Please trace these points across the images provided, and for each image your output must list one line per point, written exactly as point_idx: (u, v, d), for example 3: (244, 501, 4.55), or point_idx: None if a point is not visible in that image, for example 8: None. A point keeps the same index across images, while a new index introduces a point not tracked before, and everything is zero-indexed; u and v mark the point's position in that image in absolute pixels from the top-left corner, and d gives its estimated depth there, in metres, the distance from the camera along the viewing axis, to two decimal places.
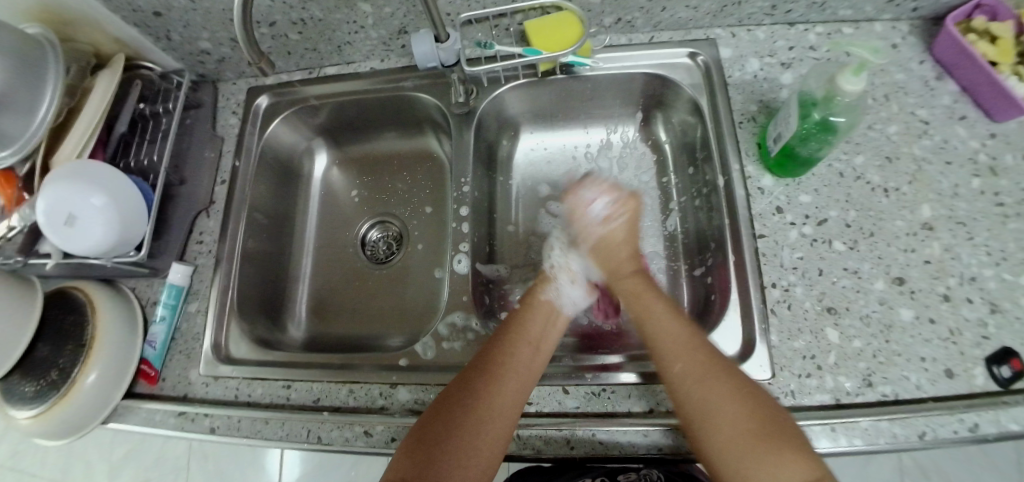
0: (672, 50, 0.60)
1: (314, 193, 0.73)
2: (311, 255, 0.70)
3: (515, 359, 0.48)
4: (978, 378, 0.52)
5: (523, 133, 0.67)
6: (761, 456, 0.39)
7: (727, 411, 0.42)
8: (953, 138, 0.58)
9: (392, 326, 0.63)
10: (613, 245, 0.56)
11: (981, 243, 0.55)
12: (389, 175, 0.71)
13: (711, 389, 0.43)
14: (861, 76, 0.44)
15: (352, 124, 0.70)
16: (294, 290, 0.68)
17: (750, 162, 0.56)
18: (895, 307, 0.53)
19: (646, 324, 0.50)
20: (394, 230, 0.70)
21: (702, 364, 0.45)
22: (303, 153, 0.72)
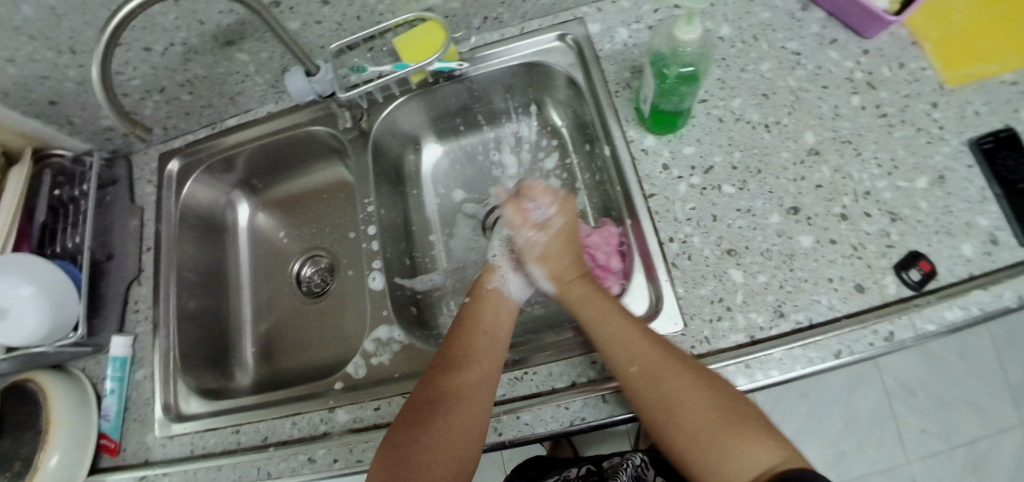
0: (543, 36, 0.61)
1: (243, 243, 0.74)
2: (251, 302, 0.72)
3: (474, 351, 0.50)
4: (890, 287, 0.53)
5: (426, 143, 0.69)
6: (714, 449, 0.40)
7: (692, 408, 0.42)
8: (826, 63, 0.59)
9: (334, 354, 0.65)
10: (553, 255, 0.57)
11: (870, 157, 0.56)
12: (310, 210, 0.73)
13: (673, 386, 0.43)
14: (695, 24, 0.46)
15: (265, 170, 0.71)
16: (240, 340, 0.70)
17: (632, 126, 0.57)
18: (794, 236, 0.54)
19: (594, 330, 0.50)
20: (325, 262, 0.71)
21: (654, 362, 0.45)
22: (226, 206, 0.74)
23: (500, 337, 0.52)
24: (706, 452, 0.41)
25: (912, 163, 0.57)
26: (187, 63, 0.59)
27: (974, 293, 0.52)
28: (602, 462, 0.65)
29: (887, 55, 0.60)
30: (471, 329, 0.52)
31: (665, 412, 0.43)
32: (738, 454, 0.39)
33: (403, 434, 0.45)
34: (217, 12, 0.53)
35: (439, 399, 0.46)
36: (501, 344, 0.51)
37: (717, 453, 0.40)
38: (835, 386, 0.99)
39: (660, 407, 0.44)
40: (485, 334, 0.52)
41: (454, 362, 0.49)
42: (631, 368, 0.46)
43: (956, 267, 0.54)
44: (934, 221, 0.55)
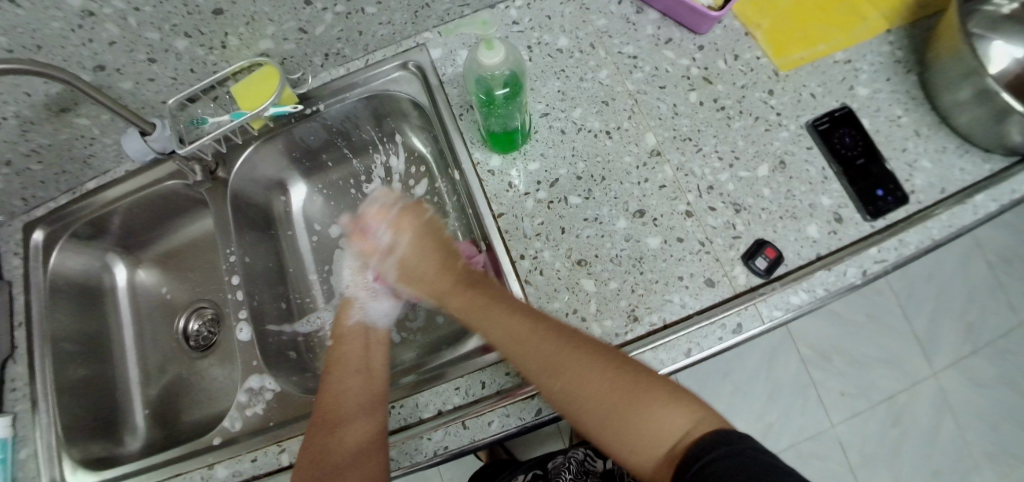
0: (385, 67, 0.61)
1: (124, 304, 0.73)
2: (138, 364, 0.72)
3: (349, 375, 0.54)
4: (740, 277, 0.55)
5: (291, 185, 0.68)
6: (635, 429, 0.40)
7: (598, 392, 0.43)
8: (662, 63, 0.60)
9: (223, 403, 0.67)
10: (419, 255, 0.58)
11: (711, 151, 0.58)
12: (189, 264, 0.73)
13: (571, 379, 0.43)
14: (495, 48, 0.47)
15: (139, 229, 0.71)
16: (131, 404, 0.69)
17: (476, 148, 0.57)
18: (642, 238, 0.55)
19: (489, 327, 0.49)
20: (209, 314, 0.72)
21: (553, 357, 0.44)
22: (101, 270, 0.72)
23: (373, 370, 0.55)
24: (620, 427, 0.41)
25: (752, 152, 0.59)
26: (26, 134, 0.58)
27: (816, 275, 0.54)
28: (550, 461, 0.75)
29: (721, 48, 0.61)
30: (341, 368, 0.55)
31: (574, 407, 0.43)
32: (649, 426, 0.40)
33: (325, 455, 0.48)
34: (42, 83, 0.52)
35: (336, 423, 0.49)
36: (375, 374, 0.55)
37: (637, 429, 0.40)
38: (755, 361, 1.03)
39: (571, 404, 0.43)
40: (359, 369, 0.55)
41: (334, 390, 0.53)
42: (534, 367, 0.45)
43: (802, 249, 0.56)
44: (778, 205, 0.57)
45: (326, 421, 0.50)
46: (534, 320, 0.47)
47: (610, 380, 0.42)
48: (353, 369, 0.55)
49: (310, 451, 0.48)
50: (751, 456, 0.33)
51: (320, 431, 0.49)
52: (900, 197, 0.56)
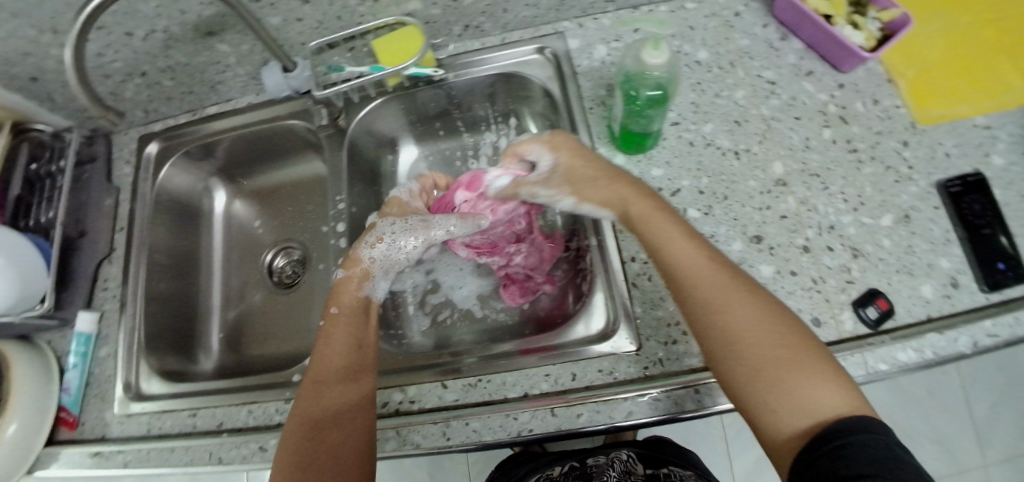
0: (522, 48, 0.61)
1: (217, 229, 0.76)
2: (221, 290, 0.74)
3: (344, 346, 0.51)
4: (847, 324, 0.54)
5: (404, 144, 0.70)
6: (782, 391, 0.39)
7: (764, 342, 0.41)
8: (801, 94, 0.59)
9: (296, 347, 0.67)
10: (582, 179, 0.53)
11: (837, 191, 0.57)
12: (286, 201, 0.75)
13: (742, 322, 0.42)
14: (661, 49, 0.47)
15: (245, 159, 0.73)
16: (206, 326, 0.72)
17: (602, 143, 0.57)
18: (754, 265, 0.54)
19: (665, 252, 0.47)
20: (297, 254, 0.73)
21: (725, 295, 0.44)
22: (203, 193, 0.74)
23: (364, 347, 0.52)
24: (772, 383, 0.40)
25: (878, 200, 0.57)
26: (167, 50, 0.59)
27: (929, 336, 0.52)
28: (589, 459, 0.74)
29: (862, 90, 0.60)
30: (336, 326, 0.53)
31: (733, 346, 0.42)
32: (800, 392, 0.39)
33: (306, 437, 0.45)
34: (198, 4, 0.53)
35: (327, 398, 0.47)
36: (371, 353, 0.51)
37: (784, 396, 0.39)
38: None
39: (728, 347, 0.42)
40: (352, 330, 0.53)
41: (329, 363, 0.50)
42: (703, 302, 0.44)
43: (914, 307, 0.54)
44: (896, 259, 0.56)
45: (315, 395, 0.47)
46: (720, 262, 0.46)
47: (782, 339, 0.41)
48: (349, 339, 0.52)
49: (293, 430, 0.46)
50: (900, 461, 0.33)
51: (310, 402, 0.47)
52: (1020, 273, 0.54)
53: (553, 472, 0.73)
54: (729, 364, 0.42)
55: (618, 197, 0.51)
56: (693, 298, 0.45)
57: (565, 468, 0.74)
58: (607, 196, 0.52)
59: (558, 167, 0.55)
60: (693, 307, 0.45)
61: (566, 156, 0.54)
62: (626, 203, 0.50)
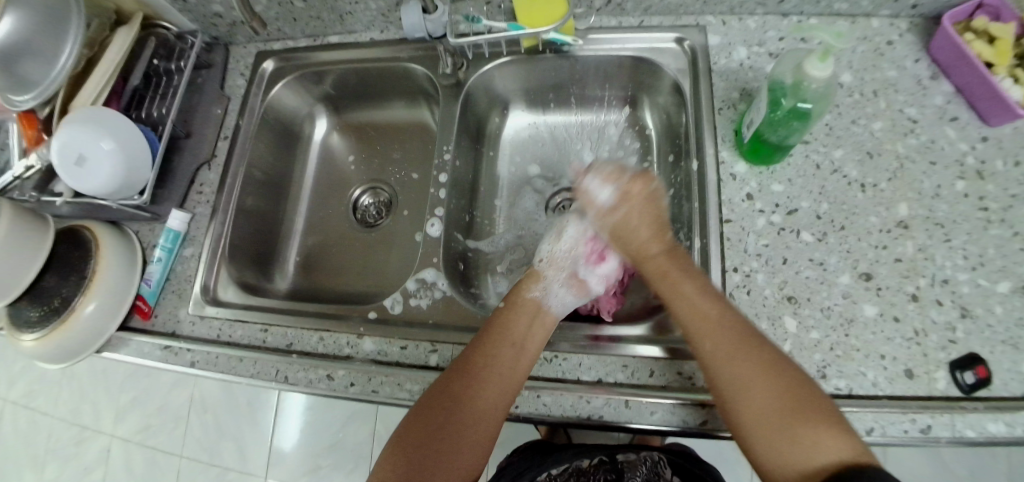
0: (660, 34, 0.62)
1: (313, 155, 0.81)
2: (305, 215, 0.78)
3: (500, 365, 0.48)
4: (939, 382, 0.49)
5: (513, 110, 0.74)
6: (791, 436, 0.39)
7: (766, 393, 0.41)
8: (941, 139, 0.57)
9: (373, 285, 0.70)
10: (630, 229, 0.55)
11: (958, 246, 0.53)
12: (383, 142, 0.79)
13: (747, 372, 0.42)
14: (828, 62, 0.45)
15: (354, 93, 0.77)
16: (286, 244, 0.76)
17: (726, 147, 0.58)
18: (859, 302, 0.52)
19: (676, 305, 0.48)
20: (385, 197, 0.77)
21: (705, 334, 0.45)
22: (305, 118, 0.80)
23: (514, 370, 0.48)
24: (770, 427, 0.40)
25: (998, 265, 0.53)
26: None
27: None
28: (618, 454, 0.66)
29: (1006, 147, 0.56)
30: (499, 337, 0.50)
31: (733, 390, 0.42)
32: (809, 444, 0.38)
33: (428, 442, 0.44)
34: None
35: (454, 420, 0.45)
36: (517, 378, 0.48)
37: (798, 445, 0.38)
38: None
39: (738, 392, 0.42)
40: (514, 344, 0.50)
41: (472, 373, 0.47)
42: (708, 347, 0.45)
43: (1011, 383, 0.49)
44: (1003, 329, 0.50)
45: (439, 410, 0.45)
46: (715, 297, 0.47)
47: (781, 384, 0.41)
48: (508, 353, 0.49)
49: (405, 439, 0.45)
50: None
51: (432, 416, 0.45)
52: None
53: (585, 462, 0.62)
54: (735, 409, 0.42)
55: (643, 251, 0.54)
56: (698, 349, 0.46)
57: (595, 460, 0.65)
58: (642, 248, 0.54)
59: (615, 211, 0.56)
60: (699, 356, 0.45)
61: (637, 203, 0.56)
62: (646, 255, 0.54)
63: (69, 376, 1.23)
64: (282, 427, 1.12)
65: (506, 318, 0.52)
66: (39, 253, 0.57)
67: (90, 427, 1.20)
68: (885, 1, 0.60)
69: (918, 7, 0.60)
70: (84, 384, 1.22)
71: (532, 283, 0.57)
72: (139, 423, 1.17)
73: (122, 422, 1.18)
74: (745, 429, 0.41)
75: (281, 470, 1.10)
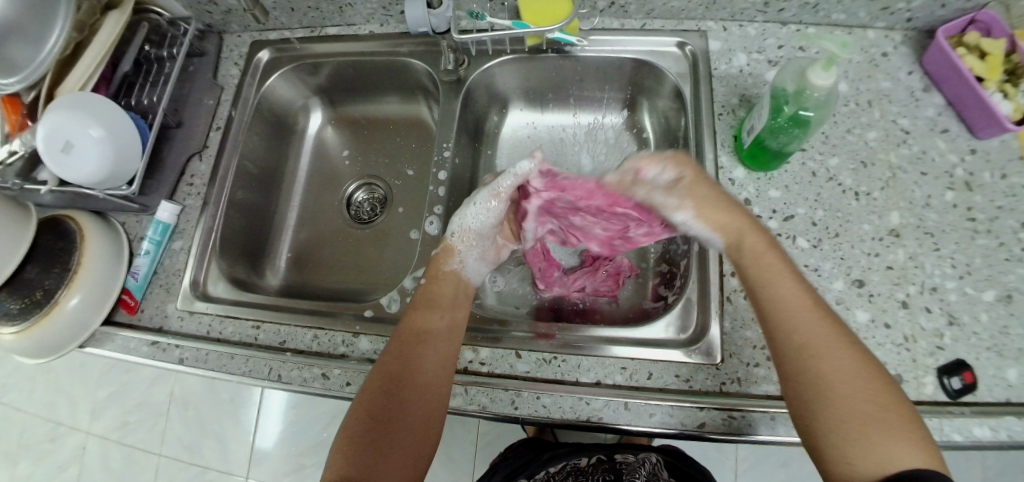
0: (662, 38, 0.63)
1: (307, 148, 0.80)
2: (298, 210, 0.77)
3: (433, 345, 0.48)
4: (927, 387, 0.50)
5: (513, 109, 0.74)
6: (870, 440, 0.36)
7: (852, 389, 0.39)
8: (932, 150, 0.59)
9: (367, 282, 0.69)
10: (705, 199, 0.50)
11: (947, 255, 0.55)
12: (380, 137, 0.78)
13: (836, 369, 0.40)
14: (831, 71, 0.45)
15: (350, 86, 0.76)
16: (278, 239, 0.75)
17: (725, 152, 0.58)
18: (851, 308, 0.53)
19: (769, 288, 0.45)
20: (379, 193, 0.76)
21: (799, 321, 0.42)
22: (299, 110, 0.78)
23: (446, 342, 0.49)
24: (845, 427, 0.37)
25: (984, 274, 0.54)
26: None
27: (1009, 418, 0.48)
28: (616, 454, 0.66)
29: (993, 160, 0.58)
30: (426, 320, 0.50)
31: (815, 384, 0.40)
32: (888, 450, 0.36)
33: (369, 431, 0.43)
34: None
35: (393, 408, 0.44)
36: (450, 350, 0.49)
37: (873, 449, 0.36)
38: None
39: (819, 386, 0.39)
40: (446, 326, 0.50)
41: (408, 358, 0.47)
42: (796, 340, 0.42)
43: (994, 389, 0.50)
44: (988, 336, 0.52)
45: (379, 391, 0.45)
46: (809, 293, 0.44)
47: (869, 381, 0.39)
48: (439, 333, 0.49)
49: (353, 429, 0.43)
50: None
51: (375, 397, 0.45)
52: None
53: (581, 463, 0.63)
54: (814, 405, 0.39)
55: (734, 226, 0.49)
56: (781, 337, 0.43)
57: (592, 460, 0.65)
58: (726, 222, 0.49)
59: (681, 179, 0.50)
60: (782, 345, 0.43)
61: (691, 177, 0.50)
62: (741, 235, 0.48)
63: (45, 370, 1.19)
64: (267, 425, 1.10)
65: (429, 298, 0.53)
66: (20, 243, 0.55)
67: (66, 423, 1.16)
68: (881, 13, 0.61)
69: (912, 20, 0.61)
70: (61, 379, 1.18)
71: (448, 256, 0.57)
72: (118, 420, 1.14)
73: (100, 418, 1.15)
74: (819, 428, 0.39)
75: (264, 468, 1.08)
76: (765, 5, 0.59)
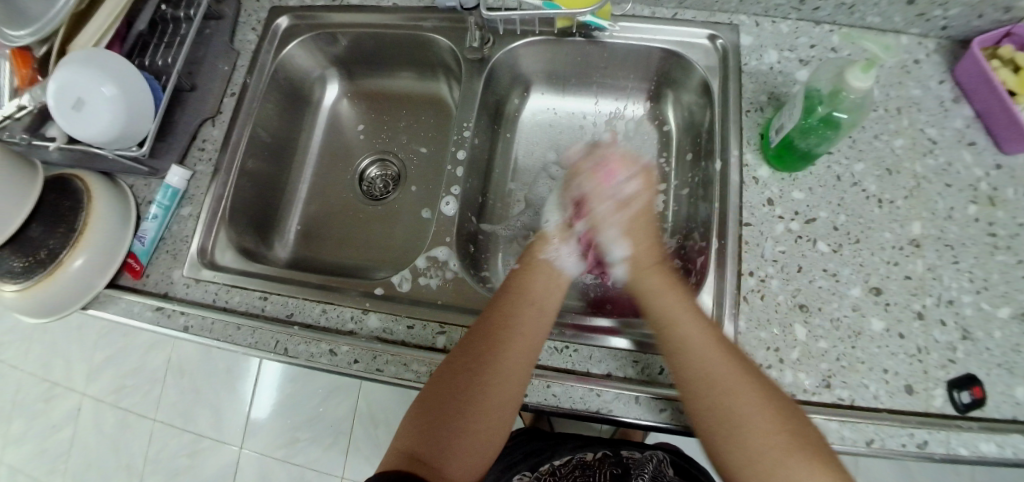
0: (693, 29, 0.62)
1: (321, 120, 0.78)
2: (309, 183, 0.76)
3: (519, 323, 0.47)
4: (937, 399, 0.50)
5: (534, 93, 0.73)
6: (775, 474, 0.38)
7: (754, 419, 0.40)
8: (957, 162, 0.58)
9: (376, 260, 0.69)
10: (643, 232, 0.54)
11: (965, 268, 0.54)
12: (396, 113, 0.77)
13: (737, 398, 0.41)
14: (870, 74, 0.44)
15: (369, 59, 0.75)
16: (287, 211, 0.74)
17: (751, 150, 0.58)
18: (867, 315, 0.53)
19: (670, 326, 0.46)
20: (393, 169, 0.75)
21: (675, 335, 0.45)
22: (316, 80, 0.77)
23: (532, 339, 0.47)
24: (759, 465, 0.39)
25: (1001, 290, 0.53)
26: None
27: (1017, 435, 0.48)
28: (623, 451, 0.63)
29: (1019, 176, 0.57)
30: (519, 298, 0.50)
31: (714, 417, 0.42)
32: (794, 479, 0.37)
33: (444, 406, 0.43)
34: None
35: (475, 384, 0.44)
36: (534, 345, 0.47)
37: (774, 478, 0.38)
38: None
39: (710, 415, 0.42)
40: (533, 304, 0.49)
41: (491, 336, 0.46)
42: (696, 371, 0.43)
43: (1002, 405, 0.50)
44: (1001, 352, 0.51)
45: (456, 377, 0.44)
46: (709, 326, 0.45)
47: (763, 409, 0.40)
48: (526, 311, 0.48)
49: (427, 404, 0.44)
50: None
51: (444, 385, 0.44)
52: None
53: (587, 456, 0.62)
54: (716, 434, 0.41)
55: (647, 287, 0.50)
56: (688, 379, 0.44)
57: (598, 454, 0.62)
58: (642, 252, 0.53)
59: (640, 196, 0.56)
60: (679, 372, 0.44)
61: (643, 209, 0.56)
62: (646, 273, 0.51)
63: (44, 329, 1.19)
64: (261, 397, 1.09)
65: (524, 279, 0.52)
66: (26, 201, 0.53)
67: (62, 383, 1.16)
68: (916, 20, 0.60)
69: (947, 29, 0.60)
70: (58, 339, 1.18)
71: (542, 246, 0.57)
72: (113, 383, 1.13)
73: (96, 380, 1.14)
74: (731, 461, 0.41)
75: (258, 440, 1.07)
76: (801, 2, 0.58)
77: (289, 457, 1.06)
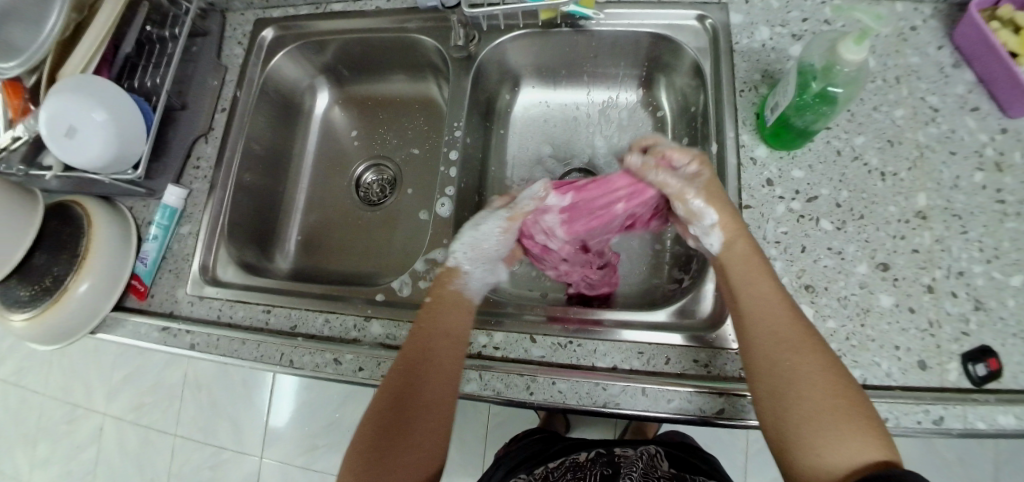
0: (681, 11, 0.60)
1: (314, 128, 0.78)
2: (306, 192, 0.76)
3: (436, 359, 0.46)
4: (951, 374, 0.49)
5: (524, 87, 0.72)
6: (837, 437, 0.36)
7: (810, 379, 0.39)
8: (961, 129, 0.56)
9: (378, 265, 0.69)
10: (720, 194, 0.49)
11: (974, 238, 0.53)
12: (388, 116, 0.77)
13: (800, 361, 0.40)
14: (863, 45, 0.43)
15: (356, 64, 0.74)
16: (286, 223, 0.74)
17: (747, 131, 0.56)
18: (875, 292, 0.52)
19: (752, 285, 0.45)
20: (388, 174, 0.75)
21: (757, 295, 0.44)
22: (305, 89, 0.77)
23: (458, 334, 0.49)
24: (812, 425, 0.37)
25: (1012, 258, 0.52)
26: None
27: None
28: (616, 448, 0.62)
29: None
30: (427, 331, 0.48)
31: (780, 379, 0.40)
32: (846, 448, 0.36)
33: (373, 452, 0.43)
34: None
35: (399, 427, 0.43)
36: (460, 340, 0.49)
37: (832, 443, 0.36)
38: None
39: (777, 378, 0.40)
40: (449, 337, 0.48)
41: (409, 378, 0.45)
42: (761, 324, 0.43)
43: (1020, 375, 0.48)
44: (1016, 322, 0.50)
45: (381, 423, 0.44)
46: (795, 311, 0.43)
47: (829, 383, 0.38)
48: (439, 348, 0.47)
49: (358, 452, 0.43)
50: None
51: (388, 400, 0.44)
52: None
53: (580, 457, 0.61)
54: (784, 387, 0.39)
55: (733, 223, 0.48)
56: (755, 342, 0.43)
57: (592, 454, 0.61)
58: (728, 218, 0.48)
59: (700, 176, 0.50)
60: (752, 324, 0.43)
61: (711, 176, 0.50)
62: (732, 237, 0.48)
63: (63, 353, 1.21)
64: (276, 408, 1.10)
65: (434, 308, 0.50)
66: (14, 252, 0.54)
67: (83, 405, 1.18)
68: None
69: None
70: (77, 362, 1.20)
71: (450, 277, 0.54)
72: (131, 403, 1.15)
73: (115, 400, 1.16)
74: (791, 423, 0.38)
75: (276, 450, 1.09)
76: None
77: (309, 464, 1.07)
